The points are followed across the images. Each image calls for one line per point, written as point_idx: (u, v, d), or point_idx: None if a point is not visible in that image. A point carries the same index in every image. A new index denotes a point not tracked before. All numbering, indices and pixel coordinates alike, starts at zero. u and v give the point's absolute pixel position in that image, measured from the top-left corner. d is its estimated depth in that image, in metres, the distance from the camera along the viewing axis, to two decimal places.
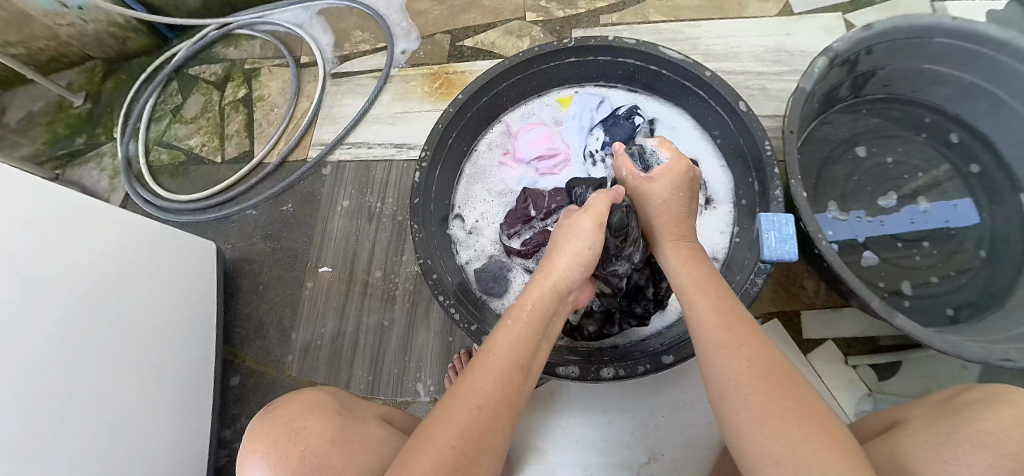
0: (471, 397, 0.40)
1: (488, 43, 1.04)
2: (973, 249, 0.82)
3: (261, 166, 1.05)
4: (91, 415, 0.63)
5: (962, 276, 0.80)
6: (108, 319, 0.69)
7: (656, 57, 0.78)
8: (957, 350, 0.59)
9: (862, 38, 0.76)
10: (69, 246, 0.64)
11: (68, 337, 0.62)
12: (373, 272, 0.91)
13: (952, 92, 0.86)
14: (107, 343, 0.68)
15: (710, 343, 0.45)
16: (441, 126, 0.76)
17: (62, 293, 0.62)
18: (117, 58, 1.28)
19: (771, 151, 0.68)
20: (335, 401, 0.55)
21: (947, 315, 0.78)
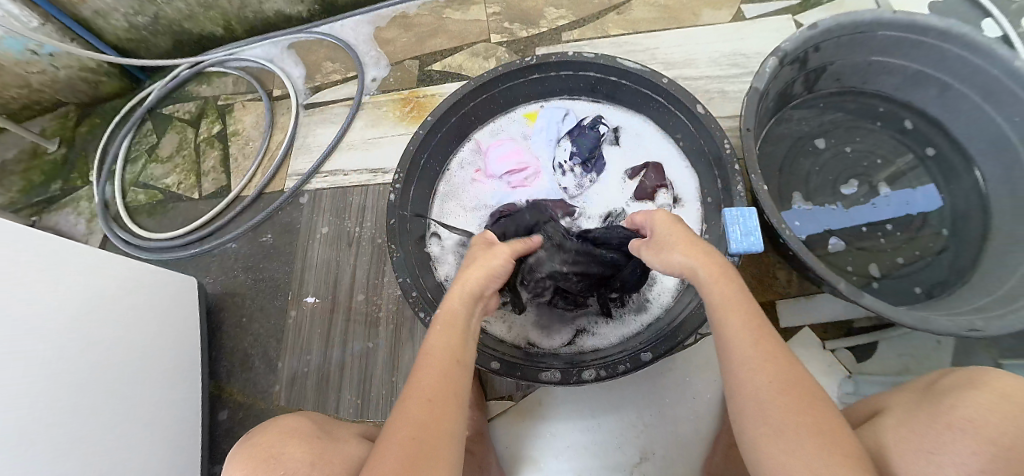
0: (411, 409, 0.42)
1: (456, 65, 1.07)
2: (936, 228, 0.86)
3: (239, 199, 1.06)
4: (78, 461, 0.63)
5: (926, 255, 0.85)
6: (91, 361, 0.68)
7: (614, 68, 0.81)
8: (924, 324, 0.62)
9: (809, 36, 0.80)
10: (50, 291, 0.64)
11: (51, 382, 0.62)
12: (356, 296, 0.92)
13: (900, 81, 0.91)
14: (90, 387, 0.67)
15: (738, 355, 0.45)
16: (414, 147, 0.78)
17: (44, 340, 0.62)
18: (89, 103, 1.29)
19: (730, 150, 0.72)
20: (312, 429, 0.57)
21: (916, 293, 0.82)
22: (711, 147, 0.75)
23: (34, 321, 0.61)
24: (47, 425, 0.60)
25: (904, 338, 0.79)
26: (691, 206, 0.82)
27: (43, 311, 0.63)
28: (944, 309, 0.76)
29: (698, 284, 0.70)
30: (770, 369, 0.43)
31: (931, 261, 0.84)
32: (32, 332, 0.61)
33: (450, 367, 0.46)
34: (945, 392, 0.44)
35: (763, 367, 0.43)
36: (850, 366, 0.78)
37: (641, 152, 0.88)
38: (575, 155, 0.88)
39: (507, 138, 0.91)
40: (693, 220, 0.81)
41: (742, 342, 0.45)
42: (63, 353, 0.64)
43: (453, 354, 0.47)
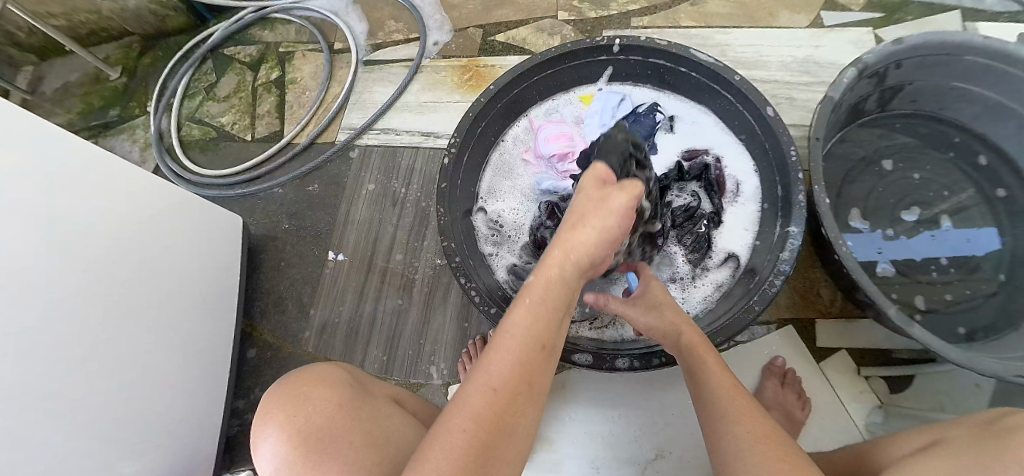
0: (483, 385, 0.34)
1: (520, 39, 1.05)
2: (992, 271, 0.81)
3: (289, 146, 1.07)
4: (111, 374, 0.64)
5: (979, 296, 0.80)
6: (139, 281, 0.71)
7: (686, 59, 0.78)
8: (972, 363, 0.59)
9: (893, 51, 0.76)
10: (108, 207, 0.66)
11: (100, 296, 0.64)
12: (393, 256, 0.93)
13: (980, 111, 0.85)
14: (133, 301, 0.70)
15: (724, 414, 0.46)
16: (471, 115, 0.77)
17: (93, 255, 0.64)
18: (153, 36, 1.32)
19: (796, 156, 0.68)
20: (348, 375, 0.56)
21: (959, 333, 0.79)
22: (776, 152, 0.72)
23: (90, 235, 0.63)
24: (90, 336, 0.62)
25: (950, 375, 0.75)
26: (748, 205, 0.78)
27: (99, 226, 0.65)
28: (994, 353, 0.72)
29: (757, 273, 0.69)
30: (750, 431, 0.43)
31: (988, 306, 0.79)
32: (88, 243, 0.63)
33: (537, 354, 0.36)
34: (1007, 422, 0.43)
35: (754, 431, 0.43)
36: (884, 397, 0.74)
37: (702, 144, 0.84)
38: None
39: (559, 120, 0.89)
40: (749, 220, 0.77)
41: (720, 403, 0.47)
42: (112, 268, 0.67)
43: (540, 341, 0.37)
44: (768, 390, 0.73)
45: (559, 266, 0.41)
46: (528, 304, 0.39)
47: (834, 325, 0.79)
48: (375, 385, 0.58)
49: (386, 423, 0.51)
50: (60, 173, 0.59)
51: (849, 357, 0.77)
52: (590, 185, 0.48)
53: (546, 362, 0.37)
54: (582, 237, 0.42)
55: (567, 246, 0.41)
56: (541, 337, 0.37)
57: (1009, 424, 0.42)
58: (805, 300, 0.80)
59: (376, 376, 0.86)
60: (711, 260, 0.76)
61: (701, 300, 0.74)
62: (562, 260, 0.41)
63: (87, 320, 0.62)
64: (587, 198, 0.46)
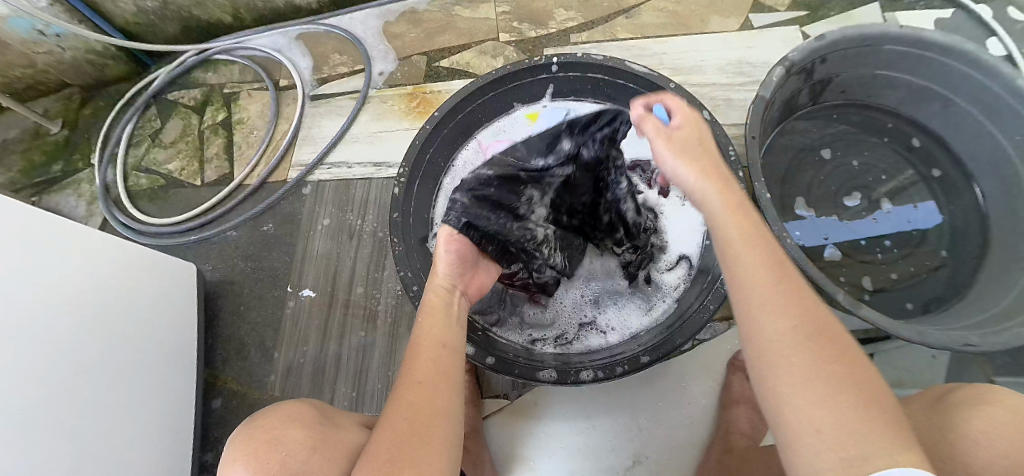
0: (406, 388, 0.46)
1: (464, 63, 1.08)
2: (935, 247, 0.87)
3: (241, 188, 1.06)
4: (66, 444, 0.62)
5: (921, 273, 0.85)
6: (98, 347, 0.69)
7: (622, 71, 0.82)
8: (921, 336, 0.63)
9: (815, 47, 0.79)
10: (57, 275, 0.64)
11: (55, 370, 0.62)
12: (355, 288, 0.92)
13: (904, 96, 0.90)
14: (92, 368, 0.68)
15: (756, 300, 0.40)
16: (419, 142, 0.79)
17: (40, 327, 0.61)
18: (94, 85, 1.28)
19: (735, 156, 0.72)
20: (313, 410, 0.54)
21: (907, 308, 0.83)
22: (716, 153, 0.75)
23: (40, 305, 0.62)
24: (38, 415, 0.59)
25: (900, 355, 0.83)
26: (695, 207, 0.80)
27: (45, 298, 0.62)
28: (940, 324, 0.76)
29: (710, 269, 0.70)
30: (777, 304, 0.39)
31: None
32: (37, 316, 0.61)
33: (440, 350, 0.51)
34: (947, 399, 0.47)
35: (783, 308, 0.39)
36: None
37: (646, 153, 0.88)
38: None
39: (506, 139, 0.91)
40: (697, 220, 0.79)
41: (759, 274, 0.41)
42: (68, 340, 0.65)
43: (440, 340, 0.53)
44: (736, 384, 0.74)
45: (433, 306, 0.57)
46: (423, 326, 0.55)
47: None
48: (342, 416, 0.58)
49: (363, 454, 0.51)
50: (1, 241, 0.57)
51: None
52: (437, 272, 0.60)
53: (446, 352, 0.52)
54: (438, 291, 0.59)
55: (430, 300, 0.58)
56: (436, 337, 0.53)
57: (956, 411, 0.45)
58: None
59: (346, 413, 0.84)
60: (667, 263, 0.79)
61: (662, 305, 0.75)
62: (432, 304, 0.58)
63: (43, 394, 0.60)
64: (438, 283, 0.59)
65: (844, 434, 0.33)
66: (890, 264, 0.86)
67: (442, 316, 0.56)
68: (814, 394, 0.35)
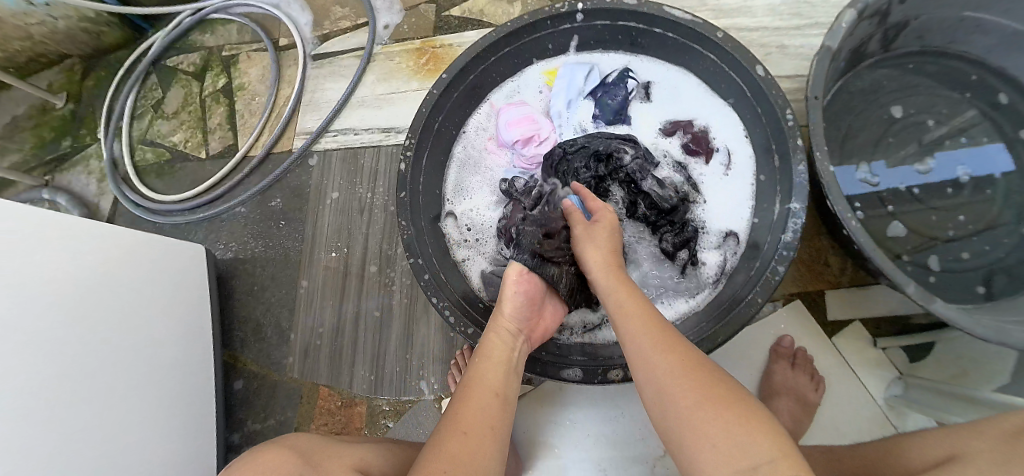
0: (455, 433, 0.42)
1: (476, 10, 0.95)
2: (1015, 223, 0.77)
3: (246, 160, 1.00)
4: (93, 446, 0.60)
5: (996, 252, 0.77)
6: (115, 335, 0.67)
7: (659, 17, 0.69)
8: (1001, 337, 0.58)
9: None
10: (55, 266, 0.61)
11: (70, 363, 0.60)
12: (368, 267, 0.87)
13: (994, 42, 0.81)
14: (111, 357, 0.66)
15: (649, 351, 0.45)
16: (426, 110, 0.69)
17: (47, 333, 0.58)
18: (94, 54, 1.21)
19: (793, 119, 0.61)
20: (299, 459, 0.50)
21: (978, 292, 0.76)
22: (770, 117, 0.64)
23: (48, 309, 0.59)
24: (59, 421, 0.58)
25: (962, 343, 0.75)
26: (742, 178, 0.71)
27: (44, 291, 0.59)
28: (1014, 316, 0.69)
29: (759, 252, 0.63)
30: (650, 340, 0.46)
31: (1007, 261, 0.76)
32: (42, 309, 0.58)
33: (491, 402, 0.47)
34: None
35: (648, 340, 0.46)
36: (902, 367, 0.78)
37: (683, 112, 0.77)
38: (599, 117, 0.79)
39: (522, 102, 0.81)
40: (743, 194, 0.71)
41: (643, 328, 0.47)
42: (80, 330, 0.62)
43: (493, 389, 0.48)
44: (777, 373, 0.76)
45: (491, 358, 0.51)
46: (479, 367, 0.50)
47: (847, 295, 0.80)
48: (333, 459, 0.53)
49: None
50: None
51: (863, 329, 0.79)
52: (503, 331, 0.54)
53: (503, 402, 0.48)
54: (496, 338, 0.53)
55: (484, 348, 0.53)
56: (493, 382, 0.49)
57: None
58: (814, 274, 0.81)
59: (365, 398, 0.82)
60: (708, 241, 0.71)
61: (702, 290, 0.69)
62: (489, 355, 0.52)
63: (58, 390, 0.58)
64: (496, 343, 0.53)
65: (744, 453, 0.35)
66: (961, 241, 0.78)
67: (501, 364, 0.51)
68: (695, 407, 0.39)
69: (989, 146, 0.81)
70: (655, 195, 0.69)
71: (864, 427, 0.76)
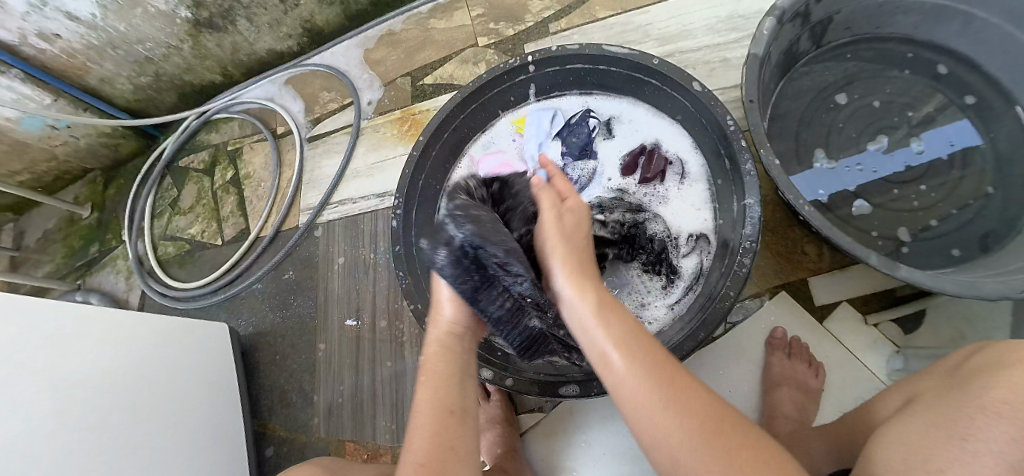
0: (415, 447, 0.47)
1: (447, 76, 1.07)
2: (978, 182, 0.82)
3: (258, 240, 1.09)
4: None
5: (965, 214, 0.82)
6: (140, 406, 0.73)
7: (601, 56, 0.78)
8: (972, 290, 0.62)
9: None
10: (84, 354, 0.68)
11: (99, 442, 0.66)
12: (378, 322, 0.93)
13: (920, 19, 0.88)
14: (141, 429, 0.72)
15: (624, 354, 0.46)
16: (409, 171, 0.79)
17: (76, 414, 0.64)
18: (114, 165, 1.35)
19: (733, 124, 0.68)
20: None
21: (951, 255, 0.80)
22: (713, 125, 0.72)
23: (78, 390, 0.66)
24: None
25: (954, 307, 0.79)
26: (699, 184, 0.79)
27: (74, 381, 0.65)
28: (993, 268, 0.73)
29: (727, 249, 0.70)
30: (634, 357, 0.45)
31: (976, 220, 0.81)
32: (69, 389, 0.64)
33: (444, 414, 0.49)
34: (972, 373, 0.43)
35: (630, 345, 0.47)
36: (898, 340, 0.80)
37: (639, 136, 0.85)
38: (566, 154, 0.87)
39: (498, 150, 0.90)
40: (703, 198, 0.78)
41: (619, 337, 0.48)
42: (113, 408, 0.69)
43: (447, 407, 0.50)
44: (775, 364, 0.79)
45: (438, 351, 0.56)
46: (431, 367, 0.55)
47: (827, 278, 0.84)
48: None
49: None
50: (20, 346, 0.61)
51: (852, 308, 0.83)
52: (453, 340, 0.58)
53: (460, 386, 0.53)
54: (441, 323, 0.59)
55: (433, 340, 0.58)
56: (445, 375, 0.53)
57: (978, 376, 0.42)
58: (794, 262, 0.86)
59: (389, 447, 0.86)
60: (682, 248, 0.78)
61: (684, 293, 0.75)
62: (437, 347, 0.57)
63: (88, 467, 0.63)
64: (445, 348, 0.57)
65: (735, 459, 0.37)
66: (927, 210, 0.83)
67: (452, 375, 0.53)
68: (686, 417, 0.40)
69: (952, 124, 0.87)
70: (603, 235, 0.78)
71: None
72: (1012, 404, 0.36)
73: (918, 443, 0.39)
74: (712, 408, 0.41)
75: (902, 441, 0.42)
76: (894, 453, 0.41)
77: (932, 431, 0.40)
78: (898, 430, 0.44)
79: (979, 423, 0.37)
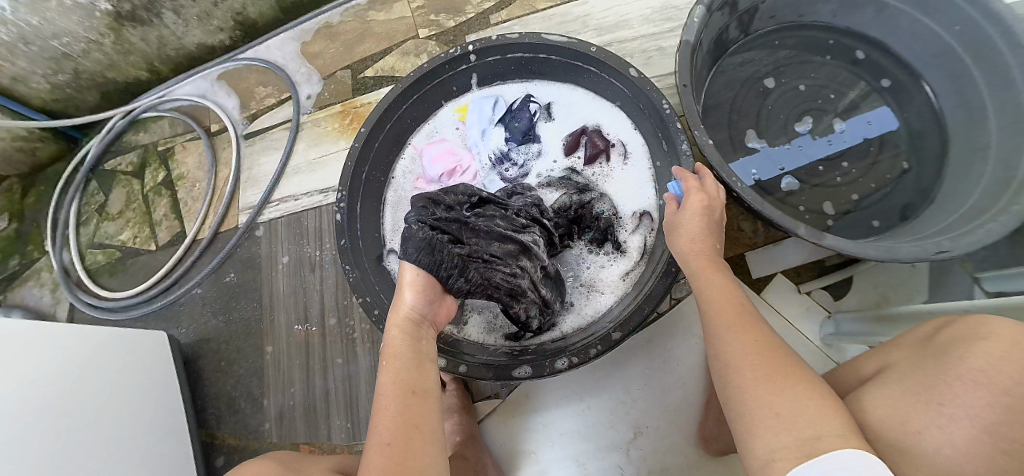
0: (380, 438, 0.45)
1: (388, 68, 1.05)
2: (892, 158, 0.90)
3: (195, 244, 1.04)
4: None
5: (884, 188, 0.88)
6: (81, 421, 0.70)
7: (540, 44, 0.79)
8: (890, 253, 0.67)
9: None
10: (14, 368, 0.65)
11: (41, 457, 0.63)
12: (328, 320, 0.91)
13: (835, 7, 0.94)
14: (85, 444, 0.69)
15: (722, 326, 0.50)
16: (352, 163, 0.78)
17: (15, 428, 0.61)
18: (31, 172, 1.24)
19: (670, 107, 0.72)
20: (280, 468, 0.56)
21: (871, 226, 0.86)
22: (652, 109, 0.75)
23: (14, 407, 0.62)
24: None
25: (873, 273, 0.86)
26: (639, 164, 0.82)
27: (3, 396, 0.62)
28: (911, 234, 0.80)
29: None
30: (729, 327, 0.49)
31: (895, 194, 0.87)
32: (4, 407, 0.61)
33: (409, 398, 0.48)
34: (943, 344, 0.45)
35: (733, 327, 0.50)
36: (830, 306, 0.86)
37: (581, 121, 0.86)
38: (510, 139, 0.87)
39: (441, 139, 0.89)
40: (643, 179, 0.81)
41: (722, 316, 0.51)
42: (53, 423, 0.66)
43: (409, 386, 0.49)
44: None
45: (400, 339, 0.54)
46: (388, 365, 0.52)
47: (762, 252, 0.89)
48: (311, 466, 0.60)
49: None
50: None
51: (785, 279, 0.88)
52: (410, 330, 0.55)
53: (424, 373, 0.52)
54: (403, 308, 0.56)
55: (394, 324, 0.55)
56: (410, 367, 0.51)
57: (953, 348, 0.43)
58: (732, 240, 0.90)
59: (345, 446, 0.85)
60: (626, 226, 0.80)
61: (630, 269, 0.78)
62: (397, 330, 0.54)
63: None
64: (401, 337, 0.54)
65: (788, 409, 0.39)
66: (850, 185, 0.89)
67: (409, 354, 0.53)
68: (761, 377, 0.43)
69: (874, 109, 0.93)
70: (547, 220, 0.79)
71: (808, 370, 0.84)
72: (988, 373, 0.38)
73: (900, 409, 0.42)
74: (766, 345, 0.47)
75: (878, 403, 0.44)
76: (873, 414, 0.43)
77: (907, 396, 0.43)
78: (868, 391, 0.47)
79: (957, 392, 0.39)
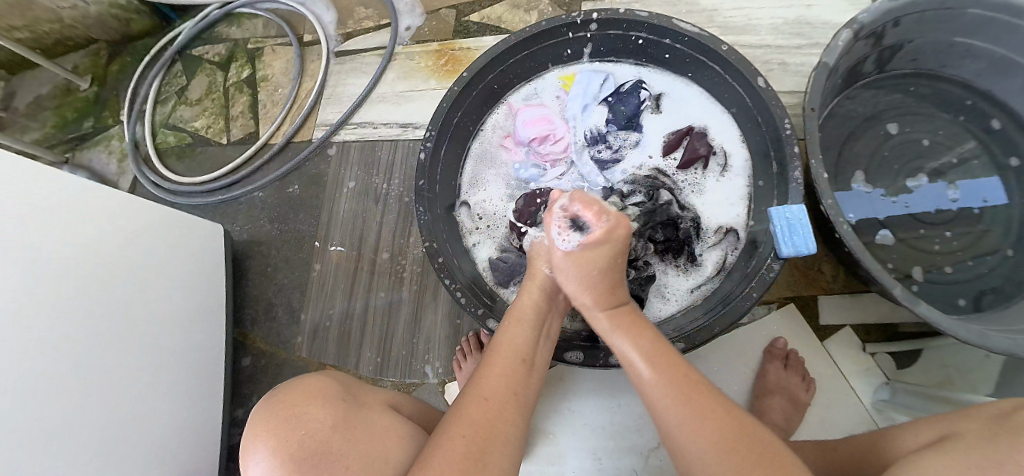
0: (484, 393, 0.47)
1: (495, 17, 1.01)
2: (1002, 240, 0.82)
3: (266, 147, 1.04)
4: (106, 394, 0.64)
5: (982, 268, 0.81)
6: (128, 294, 0.70)
7: (668, 29, 0.74)
8: (981, 340, 0.61)
9: (888, 9, 0.75)
10: (83, 225, 0.65)
11: (84, 318, 0.63)
12: (380, 253, 0.91)
13: (983, 68, 0.86)
14: (125, 317, 0.69)
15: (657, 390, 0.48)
16: (446, 105, 0.74)
17: (68, 284, 0.61)
18: (120, 40, 1.25)
19: (791, 129, 0.66)
20: (339, 387, 0.55)
21: (957, 305, 0.80)
22: (770, 127, 0.69)
23: (74, 264, 0.63)
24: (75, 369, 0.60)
25: (949, 352, 0.80)
26: (737, 179, 0.78)
27: (65, 248, 0.62)
28: (1001, 325, 0.73)
29: (755, 251, 0.68)
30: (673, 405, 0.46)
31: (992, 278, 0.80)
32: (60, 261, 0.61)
33: (518, 366, 0.51)
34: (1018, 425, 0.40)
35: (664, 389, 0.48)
36: (890, 373, 0.81)
37: (687, 120, 0.82)
38: (612, 122, 0.83)
39: (539, 104, 0.86)
40: (738, 194, 0.77)
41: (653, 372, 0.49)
42: (105, 287, 0.67)
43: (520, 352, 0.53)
44: (771, 373, 0.79)
45: (527, 308, 0.58)
46: (508, 327, 0.56)
47: (837, 299, 0.85)
48: (366, 394, 0.58)
49: (386, 437, 0.50)
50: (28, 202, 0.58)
51: (853, 333, 0.83)
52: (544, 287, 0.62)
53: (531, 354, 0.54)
54: (540, 278, 0.61)
55: (530, 286, 0.61)
56: (517, 341, 0.54)
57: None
58: (808, 279, 0.86)
59: (371, 378, 0.85)
60: (709, 238, 0.76)
61: (704, 283, 0.74)
62: (532, 291, 0.60)
63: (72, 343, 0.61)
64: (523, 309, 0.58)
65: None
66: (945, 255, 0.83)
67: (530, 321, 0.57)
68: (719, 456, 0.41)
69: (986, 181, 0.85)
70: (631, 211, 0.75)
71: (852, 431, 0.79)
72: None
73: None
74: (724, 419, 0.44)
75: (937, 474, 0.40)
76: None
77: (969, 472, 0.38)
78: (925, 462, 0.43)
79: None
